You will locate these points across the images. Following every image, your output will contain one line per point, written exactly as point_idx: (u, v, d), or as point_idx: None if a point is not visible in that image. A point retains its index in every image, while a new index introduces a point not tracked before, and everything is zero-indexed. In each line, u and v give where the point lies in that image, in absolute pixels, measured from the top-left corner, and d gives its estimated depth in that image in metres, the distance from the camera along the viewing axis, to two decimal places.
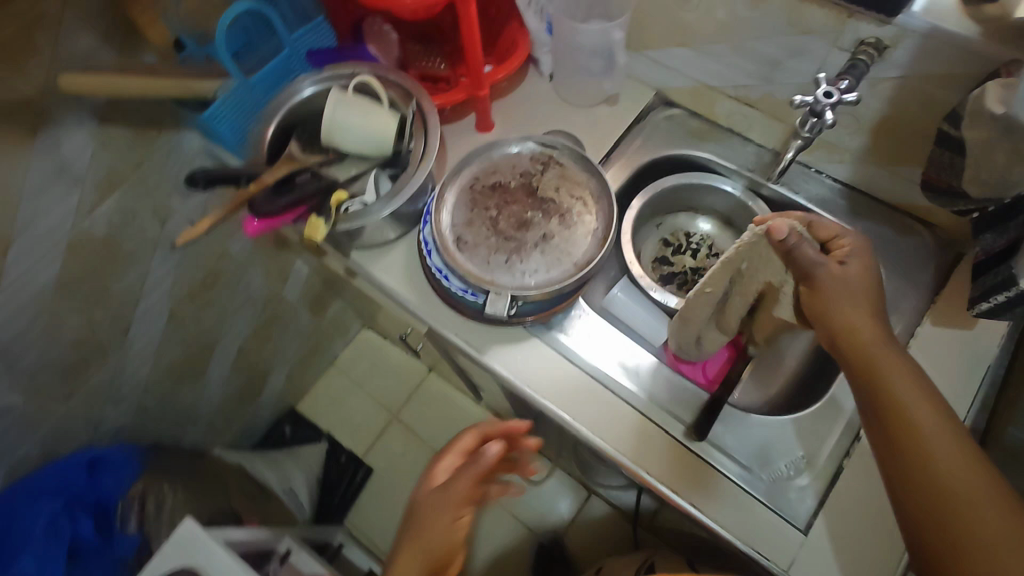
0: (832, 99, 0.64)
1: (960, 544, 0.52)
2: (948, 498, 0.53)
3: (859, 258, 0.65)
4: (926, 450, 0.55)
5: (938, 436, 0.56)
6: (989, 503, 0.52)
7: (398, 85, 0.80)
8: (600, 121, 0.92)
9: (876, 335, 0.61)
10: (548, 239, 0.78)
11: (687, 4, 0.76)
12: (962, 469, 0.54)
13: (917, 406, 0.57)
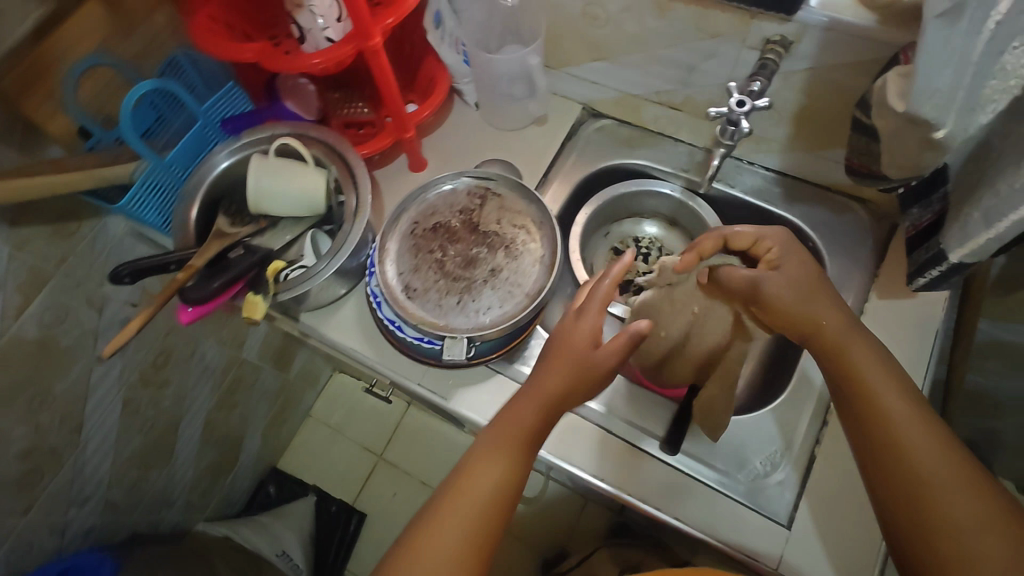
0: (745, 108, 0.66)
1: (935, 528, 0.53)
2: (922, 482, 0.54)
3: (791, 257, 0.66)
4: (897, 437, 0.57)
5: (907, 423, 0.57)
6: (963, 487, 0.53)
7: (320, 141, 0.78)
8: (533, 143, 0.91)
9: (843, 329, 0.63)
10: (496, 274, 0.78)
11: (596, 21, 0.77)
12: (935, 455, 0.55)
13: (887, 395, 0.59)
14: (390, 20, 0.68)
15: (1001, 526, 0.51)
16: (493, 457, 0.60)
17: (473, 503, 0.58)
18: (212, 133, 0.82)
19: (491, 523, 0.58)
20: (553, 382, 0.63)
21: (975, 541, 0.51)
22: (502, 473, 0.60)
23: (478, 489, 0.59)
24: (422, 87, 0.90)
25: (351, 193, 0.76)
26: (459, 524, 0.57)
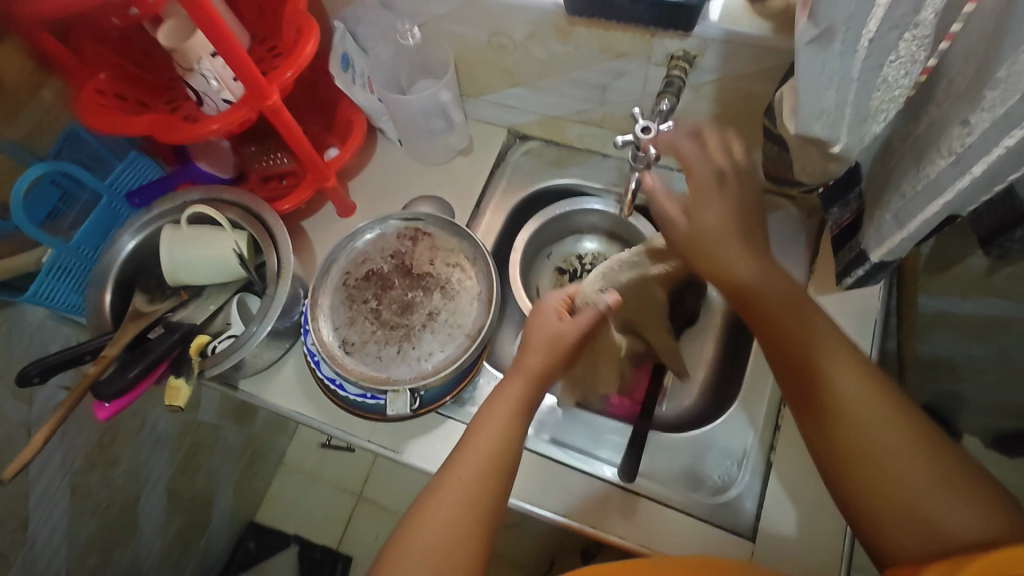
0: (650, 135, 0.63)
1: (852, 462, 0.49)
2: (841, 413, 0.50)
3: (708, 196, 0.61)
4: (815, 368, 0.52)
5: (825, 354, 0.52)
6: (880, 411, 0.49)
7: (236, 204, 0.76)
8: (461, 174, 0.90)
9: (761, 269, 0.58)
10: (434, 317, 0.76)
11: (504, 50, 0.76)
12: (855, 385, 0.51)
13: (805, 325, 0.54)
14: (287, 74, 0.67)
15: (917, 454, 0.47)
16: (485, 428, 0.57)
17: (465, 478, 0.54)
18: (121, 206, 0.79)
19: (490, 497, 0.54)
20: (537, 360, 0.62)
21: (891, 467, 0.48)
22: (496, 441, 0.57)
23: (467, 461, 0.55)
24: (341, 129, 0.87)
25: (272, 254, 0.74)
26: (453, 499, 0.53)
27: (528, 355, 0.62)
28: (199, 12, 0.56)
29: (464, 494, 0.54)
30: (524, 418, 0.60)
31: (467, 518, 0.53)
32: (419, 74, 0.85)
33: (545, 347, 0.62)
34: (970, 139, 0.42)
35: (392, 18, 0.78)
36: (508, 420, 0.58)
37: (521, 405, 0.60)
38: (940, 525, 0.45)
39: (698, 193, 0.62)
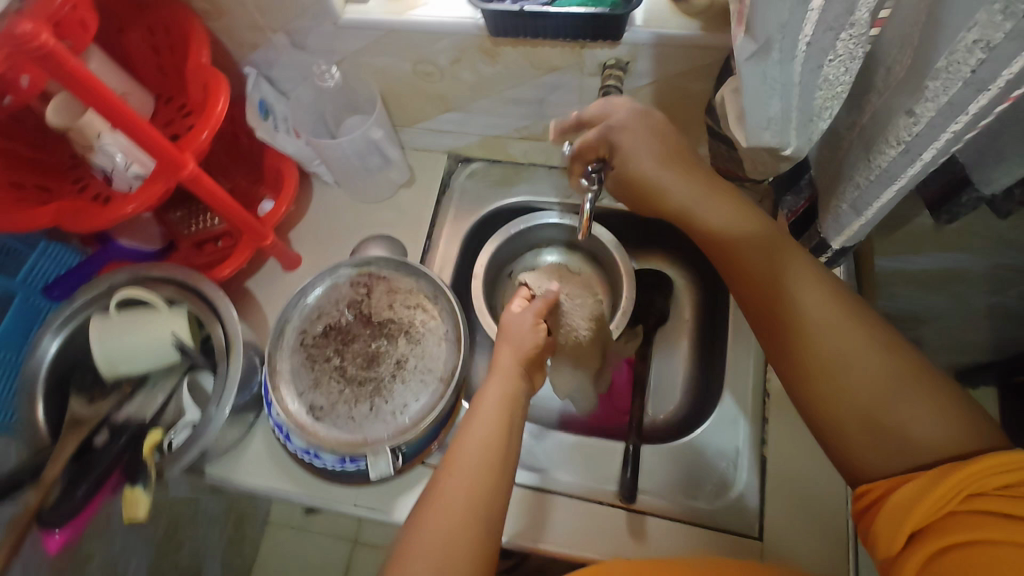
0: None
1: (818, 379, 0.49)
2: (805, 334, 0.50)
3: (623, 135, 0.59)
4: (780, 292, 0.52)
5: (789, 276, 0.52)
6: (846, 328, 0.49)
7: (169, 280, 0.70)
8: (407, 207, 0.86)
9: (718, 209, 0.57)
10: (403, 365, 0.73)
11: (431, 77, 0.73)
12: (821, 305, 0.50)
13: (768, 253, 0.54)
14: (203, 135, 0.61)
15: (884, 366, 0.47)
16: (485, 408, 0.57)
17: (473, 461, 0.53)
18: (39, 300, 0.72)
19: (505, 475, 0.54)
20: (507, 357, 0.63)
21: (857, 379, 0.47)
22: (499, 419, 0.56)
23: (474, 441, 0.54)
24: (271, 179, 0.83)
25: (215, 326, 0.68)
26: (467, 477, 0.52)
27: (498, 354, 0.63)
28: (88, 92, 0.50)
29: (479, 472, 0.52)
30: (518, 398, 0.60)
31: (485, 494, 0.51)
32: (346, 111, 0.81)
33: (507, 345, 0.64)
34: (917, 128, 0.42)
35: (308, 59, 0.74)
36: (505, 403, 0.58)
37: (515, 386, 0.60)
38: (912, 442, 0.45)
39: (621, 134, 0.60)
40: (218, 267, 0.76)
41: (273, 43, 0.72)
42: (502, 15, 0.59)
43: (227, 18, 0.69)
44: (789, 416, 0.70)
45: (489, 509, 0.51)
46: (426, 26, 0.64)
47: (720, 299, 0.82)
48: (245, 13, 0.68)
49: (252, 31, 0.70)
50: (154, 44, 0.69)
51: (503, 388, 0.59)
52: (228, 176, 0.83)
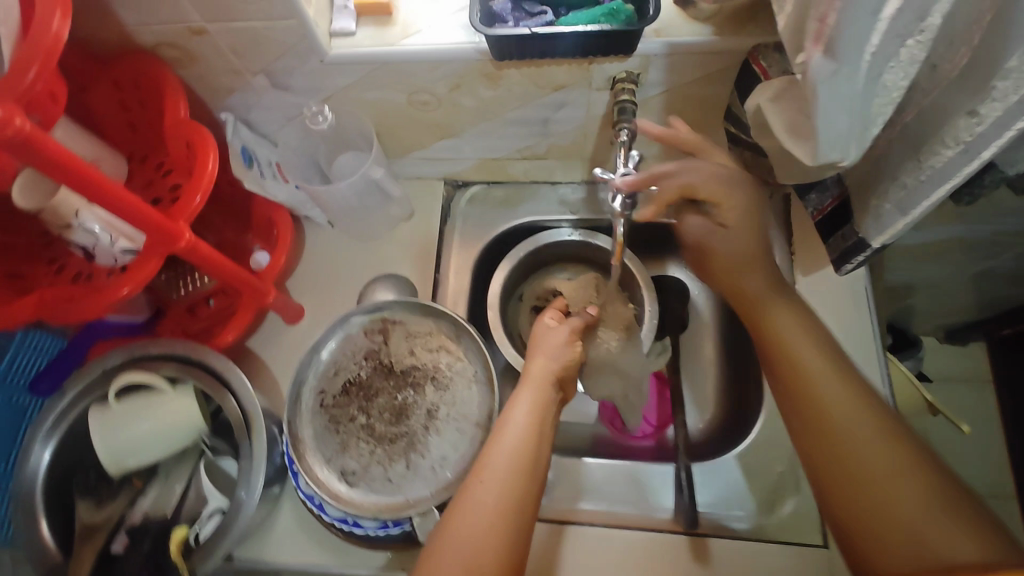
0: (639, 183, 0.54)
1: (850, 488, 0.49)
2: (838, 443, 0.50)
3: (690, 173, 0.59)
4: (818, 397, 0.53)
5: (828, 381, 0.53)
6: (881, 432, 0.50)
7: (169, 356, 0.64)
8: (409, 242, 0.82)
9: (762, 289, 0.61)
10: (434, 414, 0.69)
11: (427, 106, 0.68)
12: (857, 415, 0.51)
13: (810, 355, 0.55)
14: (196, 199, 0.55)
15: (917, 477, 0.47)
16: (516, 415, 0.56)
17: (501, 467, 0.52)
18: (23, 397, 0.68)
19: (534, 485, 0.52)
20: (540, 366, 0.60)
21: (888, 481, 0.47)
22: (531, 428, 0.55)
23: (505, 449, 0.53)
24: (262, 228, 0.78)
25: (227, 398, 0.63)
26: (494, 483, 0.51)
27: (530, 361, 0.61)
28: (65, 172, 0.44)
29: (508, 480, 0.51)
30: (550, 408, 0.58)
31: (514, 505, 0.50)
32: (337, 148, 0.75)
33: (541, 354, 0.61)
34: (980, 129, 0.40)
35: (290, 99, 0.68)
36: (537, 411, 0.56)
37: (549, 389, 0.59)
38: (941, 560, 0.44)
39: (704, 180, 0.59)
40: (219, 335, 0.72)
41: (251, 85, 0.66)
42: (508, 39, 0.55)
43: (199, 64, 0.63)
44: None
45: (516, 521, 0.50)
46: (423, 55, 0.60)
47: None
48: (219, 57, 0.62)
49: (227, 74, 0.64)
50: (123, 100, 0.63)
51: (535, 395, 0.57)
52: (214, 229, 0.77)
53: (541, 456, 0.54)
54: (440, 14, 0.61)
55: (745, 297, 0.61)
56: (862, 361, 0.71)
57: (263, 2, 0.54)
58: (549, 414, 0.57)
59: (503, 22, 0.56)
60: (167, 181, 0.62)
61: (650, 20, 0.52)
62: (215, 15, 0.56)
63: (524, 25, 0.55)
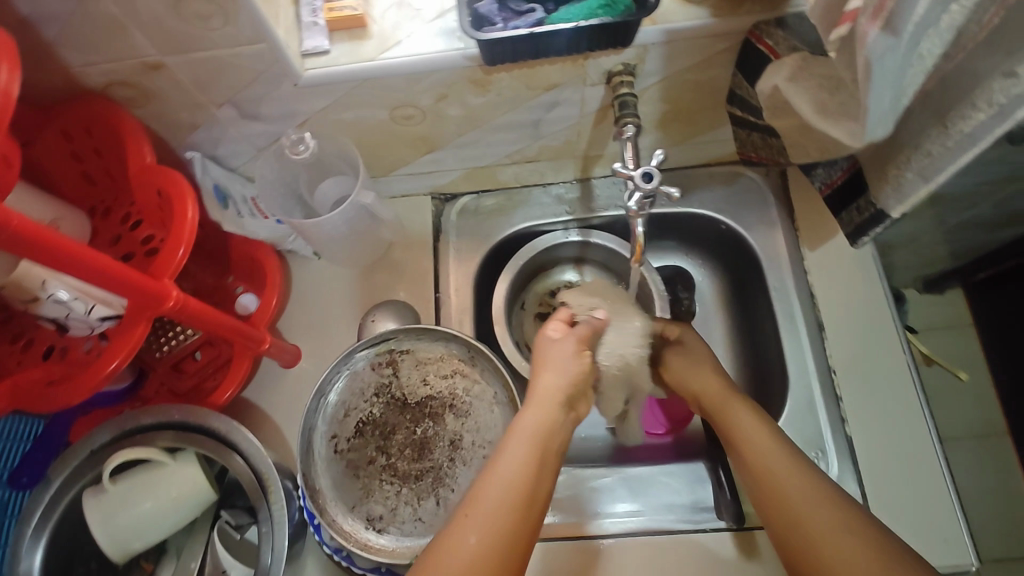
0: (655, 181, 0.51)
1: (789, 529, 0.49)
2: (776, 491, 0.52)
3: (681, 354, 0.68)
4: (756, 453, 0.55)
5: (762, 443, 0.56)
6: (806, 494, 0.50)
7: (164, 424, 0.58)
8: (404, 264, 0.77)
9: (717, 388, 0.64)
10: (458, 444, 0.65)
11: (411, 120, 0.64)
12: (792, 466, 0.53)
13: (748, 425, 0.58)
14: (180, 252, 0.50)
15: (848, 539, 0.45)
16: (516, 443, 0.52)
17: (494, 499, 0.48)
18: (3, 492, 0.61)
19: (529, 522, 0.48)
20: (548, 384, 0.57)
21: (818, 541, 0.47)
22: (529, 459, 0.51)
23: (497, 483, 0.49)
24: (241, 267, 0.73)
25: (235, 460, 0.57)
26: (483, 518, 0.47)
27: (536, 379, 0.57)
28: (33, 249, 0.38)
29: (496, 517, 0.47)
30: (555, 433, 0.54)
31: (501, 545, 0.46)
32: (318, 175, 0.70)
33: (546, 371, 0.57)
34: (1018, 90, 0.39)
35: (262, 128, 0.63)
36: (540, 440, 0.53)
37: (555, 414, 0.55)
38: None
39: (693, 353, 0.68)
40: (215, 392, 0.66)
41: (217, 117, 0.60)
42: (501, 42, 0.51)
43: (159, 101, 0.57)
44: (861, 388, 0.69)
45: (503, 567, 0.45)
46: (405, 68, 0.56)
47: (749, 282, 0.80)
48: (182, 91, 0.56)
49: (190, 108, 0.59)
50: (76, 149, 0.57)
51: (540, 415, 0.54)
52: (188, 275, 0.70)
53: (539, 490, 0.50)
54: (418, 21, 0.56)
55: (706, 395, 0.64)
56: (881, 329, 0.70)
57: (229, 26, 0.49)
58: (554, 444, 0.54)
59: (492, 24, 0.53)
60: (135, 235, 0.58)
61: (649, 7, 0.50)
62: (173, 46, 0.51)
63: (515, 26, 0.52)
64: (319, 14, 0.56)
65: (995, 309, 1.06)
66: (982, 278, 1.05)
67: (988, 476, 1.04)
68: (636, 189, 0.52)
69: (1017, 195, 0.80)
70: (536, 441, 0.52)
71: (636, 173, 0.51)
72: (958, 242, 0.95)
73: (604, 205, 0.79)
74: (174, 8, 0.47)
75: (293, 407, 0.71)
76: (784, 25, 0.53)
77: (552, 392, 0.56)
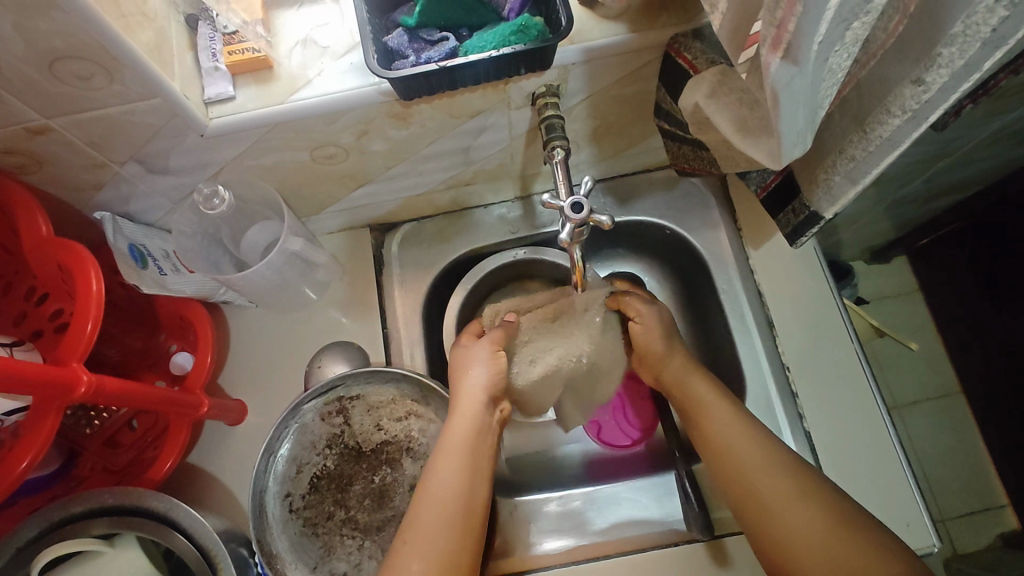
0: (586, 211, 0.50)
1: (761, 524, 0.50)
2: (738, 473, 0.53)
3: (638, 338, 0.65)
4: (721, 440, 0.55)
5: (733, 433, 0.55)
6: (767, 470, 0.52)
7: (97, 510, 0.54)
8: (346, 301, 0.74)
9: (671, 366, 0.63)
10: (419, 488, 0.64)
11: (334, 158, 0.61)
12: (758, 452, 0.53)
13: (701, 393, 0.59)
14: (89, 325, 0.46)
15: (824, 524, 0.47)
16: (449, 453, 0.53)
17: (432, 515, 0.49)
18: None
19: (471, 531, 0.50)
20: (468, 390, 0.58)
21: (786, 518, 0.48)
22: (463, 468, 0.52)
23: (429, 511, 0.50)
24: (172, 325, 0.69)
25: (178, 538, 0.54)
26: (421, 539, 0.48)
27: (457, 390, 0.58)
28: None
29: (432, 532, 0.48)
30: (485, 433, 0.55)
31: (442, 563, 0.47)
32: (242, 224, 0.67)
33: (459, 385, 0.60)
34: (928, 96, 0.39)
35: (174, 181, 0.59)
36: (469, 446, 0.54)
37: (481, 417, 0.56)
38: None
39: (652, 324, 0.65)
40: (154, 464, 0.63)
41: (122, 176, 0.56)
42: (414, 78, 0.49)
43: (52, 166, 0.52)
44: (814, 382, 0.69)
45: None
46: (320, 108, 0.53)
47: (698, 284, 0.80)
48: (77, 153, 0.52)
49: (90, 169, 0.54)
50: None
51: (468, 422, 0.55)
52: (112, 341, 0.64)
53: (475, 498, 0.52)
54: (327, 58, 0.54)
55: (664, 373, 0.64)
56: (828, 320, 0.71)
57: (115, 85, 0.45)
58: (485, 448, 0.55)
59: (403, 58, 0.51)
60: (43, 310, 0.54)
61: (563, 31, 0.48)
62: (56, 108, 0.47)
63: (428, 57, 0.50)
64: (220, 57, 0.53)
65: (937, 273, 1.09)
66: (925, 244, 1.08)
67: (945, 435, 1.08)
68: (566, 219, 0.51)
69: (943, 171, 0.82)
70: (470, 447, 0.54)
71: (565, 204, 0.50)
72: (895, 219, 0.98)
73: (547, 221, 0.78)
74: (48, 71, 0.43)
75: (243, 466, 0.68)
76: (702, 36, 0.52)
77: (473, 398, 0.57)
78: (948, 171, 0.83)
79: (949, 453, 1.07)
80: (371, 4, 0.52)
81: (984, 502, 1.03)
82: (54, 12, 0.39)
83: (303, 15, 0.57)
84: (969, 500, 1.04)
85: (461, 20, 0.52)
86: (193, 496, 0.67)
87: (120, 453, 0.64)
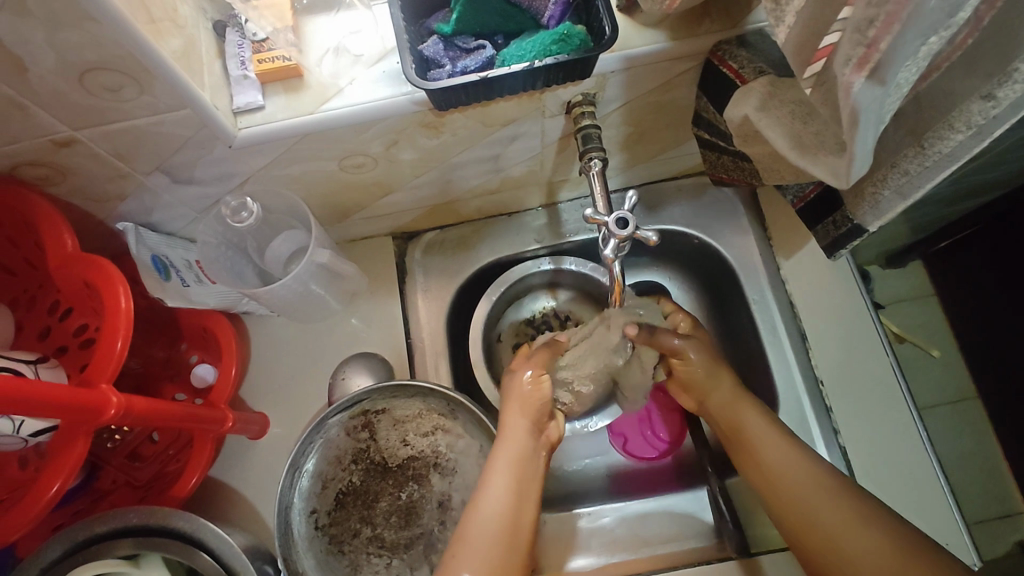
0: (630, 227, 0.50)
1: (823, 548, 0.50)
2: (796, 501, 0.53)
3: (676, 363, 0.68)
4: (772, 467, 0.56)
5: (785, 460, 0.55)
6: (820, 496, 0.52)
7: (119, 530, 0.53)
8: (370, 311, 0.73)
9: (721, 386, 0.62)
10: (447, 505, 0.63)
11: (362, 167, 0.60)
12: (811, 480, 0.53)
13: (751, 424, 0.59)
14: (119, 342, 0.45)
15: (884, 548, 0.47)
16: (495, 478, 0.54)
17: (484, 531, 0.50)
18: None
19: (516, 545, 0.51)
20: (516, 418, 0.58)
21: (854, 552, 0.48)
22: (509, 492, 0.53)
23: (481, 519, 0.51)
24: (194, 335, 0.68)
25: (204, 558, 0.53)
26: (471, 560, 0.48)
27: (504, 416, 0.58)
28: None
29: (483, 550, 0.49)
30: (532, 456, 0.56)
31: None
32: (267, 235, 0.65)
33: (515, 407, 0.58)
34: (997, 113, 0.38)
35: (198, 190, 0.58)
36: (516, 471, 0.54)
37: (528, 442, 0.57)
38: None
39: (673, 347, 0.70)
40: (179, 479, 0.61)
41: (148, 186, 0.55)
42: (454, 89, 0.47)
43: (76, 177, 0.51)
44: (849, 396, 0.67)
45: None
46: (352, 118, 0.51)
47: (728, 294, 0.78)
48: (102, 164, 0.50)
49: (114, 180, 0.53)
50: (7, 236, 0.53)
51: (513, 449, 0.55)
52: (134, 352, 0.64)
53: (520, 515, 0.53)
54: (359, 67, 0.52)
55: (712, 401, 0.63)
56: (863, 331, 0.69)
57: (145, 95, 0.44)
58: (528, 470, 0.55)
59: (439, 67, 0.49)
60: (67, 326, 0.53)
61: (607, 42, 0.46)
62: (83, 120, 0.45)
63: (464, 66, 0.48)
64: (249, 65, 0.51)
65: (957, 277, 1.02)
66: (944, 246, 1.01)
67: (964, 439, 1.01)
68: (610, 234, 0.51)
69: (975, 177, 0.80)
70: (517, 469, 0.54)
71: (609, 219, 0.51)
72: (922, 226, 0.96)
73: (573, 229, 0.76)
74: (77, 83, 0.41)
75: (266, 479, 0.67)
76: (746, 44, 0.50)
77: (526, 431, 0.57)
78: (980, 177, 0.81)
79: (968, 458, 1.00)
80: (405, 11, 0.51)
81: (1004, 508, 0.96)
82: (86, 23, 0.37)
83: (335, 22, 0.55)
84: (991, 505, 0.97)
85: (497, 28, 0.51)
86: (215, 511, 0.65)
87: (142, 468, 0.62)
